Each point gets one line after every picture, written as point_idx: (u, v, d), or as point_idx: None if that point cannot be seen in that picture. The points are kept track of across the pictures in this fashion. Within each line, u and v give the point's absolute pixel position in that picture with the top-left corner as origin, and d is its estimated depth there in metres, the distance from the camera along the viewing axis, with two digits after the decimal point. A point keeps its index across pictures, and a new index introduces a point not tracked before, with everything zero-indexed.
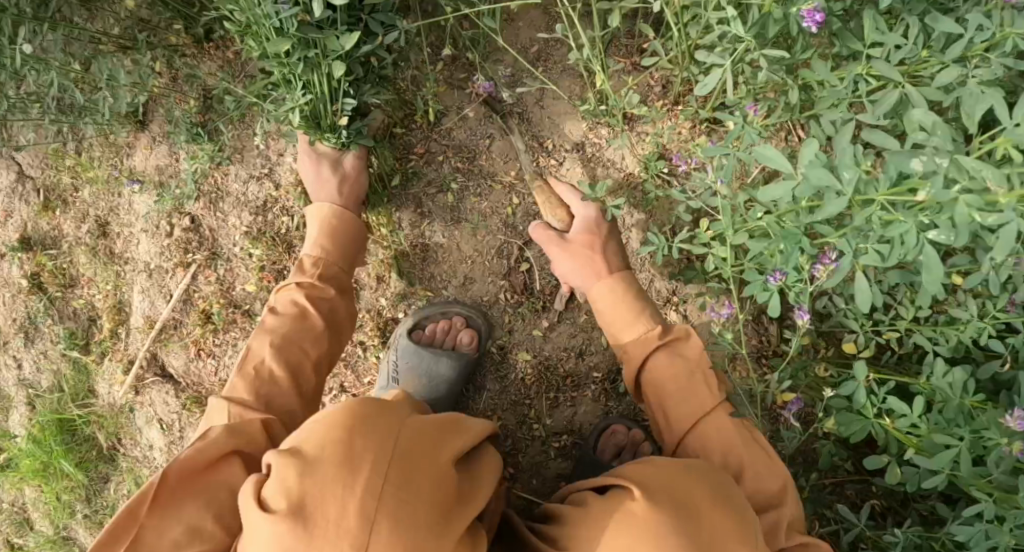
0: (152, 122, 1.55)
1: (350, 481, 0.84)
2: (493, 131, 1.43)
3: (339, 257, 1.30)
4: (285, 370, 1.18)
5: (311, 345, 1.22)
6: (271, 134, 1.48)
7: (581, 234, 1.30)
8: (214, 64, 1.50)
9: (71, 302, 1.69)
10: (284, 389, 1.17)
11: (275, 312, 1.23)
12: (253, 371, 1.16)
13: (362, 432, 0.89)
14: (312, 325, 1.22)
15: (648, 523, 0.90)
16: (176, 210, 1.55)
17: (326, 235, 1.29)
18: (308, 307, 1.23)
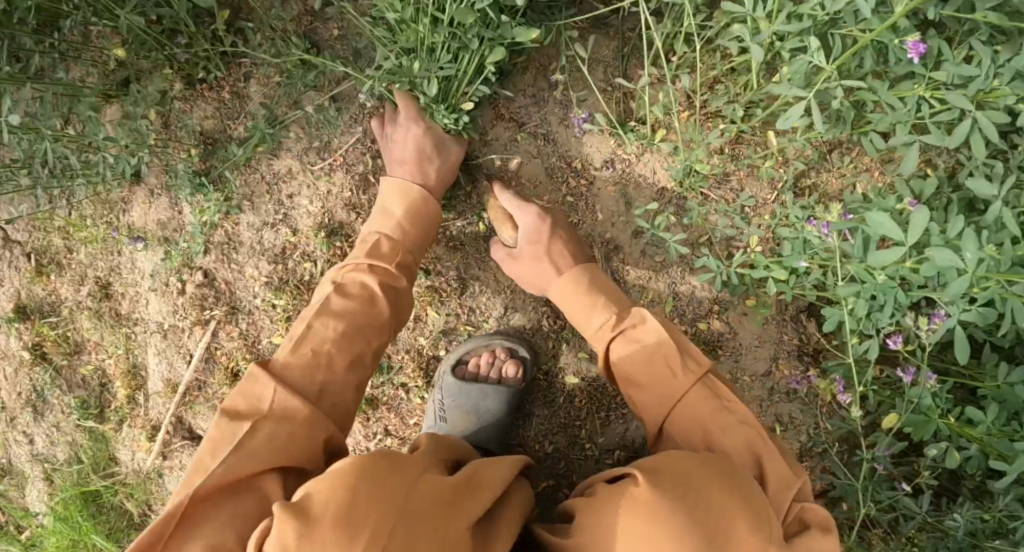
0: (148, 175, 1.43)
1: (350, 550, 0.74)
2: (520, 154, 1.37)
3: (413, 241, 1.23)
4: (348, 357, 1.08)
5: (372, 337, 1.12)
6: (283, 177, 1.39)
7: (526, 246, 1.25)
8: (209, 107, 1.39)
9: (79, 369, 1.57)
10: (342, 383, 1.06)
11: (344, 292, 1.13)
12: (315, 352, 1.05)
13: (369, 488, 0.79)
14: (377, 314, 1.14)
15: (648, 506, 0.83)
16: (186, 265, 1.44)
17: (409, 221, 1.22)
18: (379, 297, 1.14)
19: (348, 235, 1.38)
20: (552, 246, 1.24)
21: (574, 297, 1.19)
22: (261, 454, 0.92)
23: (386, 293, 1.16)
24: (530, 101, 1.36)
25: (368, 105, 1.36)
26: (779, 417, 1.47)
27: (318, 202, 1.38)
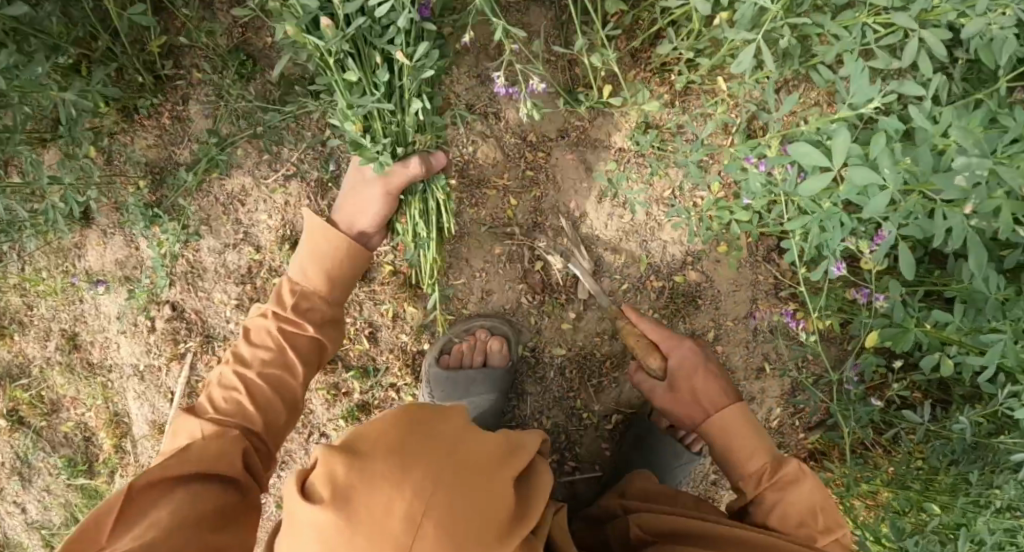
0: (98, 215, 1.39)
1: (399, 481, 0.85)
2: (474, 136, 1.34)
3: (328, 289, 1.21)
4: (258, 403, 1.13)
5: (291, 386, 1.16)
6: (237, 196, 1.36)
7: (688, 374, 1.23)
8: (151, 136, 1.36)
9: (60, 428, 1.52)
10: (255, 422, 1.12)
11: (251, 344, 1.16)
12: (227, 400, 1.12)
13: (417, 435, 0.90)
14: (287, 366, 1.16)
15: None
16: (152, 301, 1.41)
17: (314, 263, 1.21)
18: (288, 350, 1.16)
19: None
20: (709, 384, 1.22)
21: (724, 431, 1.19)
22: (191, 462, 1.02)
23: (292, 338, 1.17)
24: (474, 81, 1.34)
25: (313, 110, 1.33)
26: (767, 355, 1.49)
27: (276, 215, 1.36)
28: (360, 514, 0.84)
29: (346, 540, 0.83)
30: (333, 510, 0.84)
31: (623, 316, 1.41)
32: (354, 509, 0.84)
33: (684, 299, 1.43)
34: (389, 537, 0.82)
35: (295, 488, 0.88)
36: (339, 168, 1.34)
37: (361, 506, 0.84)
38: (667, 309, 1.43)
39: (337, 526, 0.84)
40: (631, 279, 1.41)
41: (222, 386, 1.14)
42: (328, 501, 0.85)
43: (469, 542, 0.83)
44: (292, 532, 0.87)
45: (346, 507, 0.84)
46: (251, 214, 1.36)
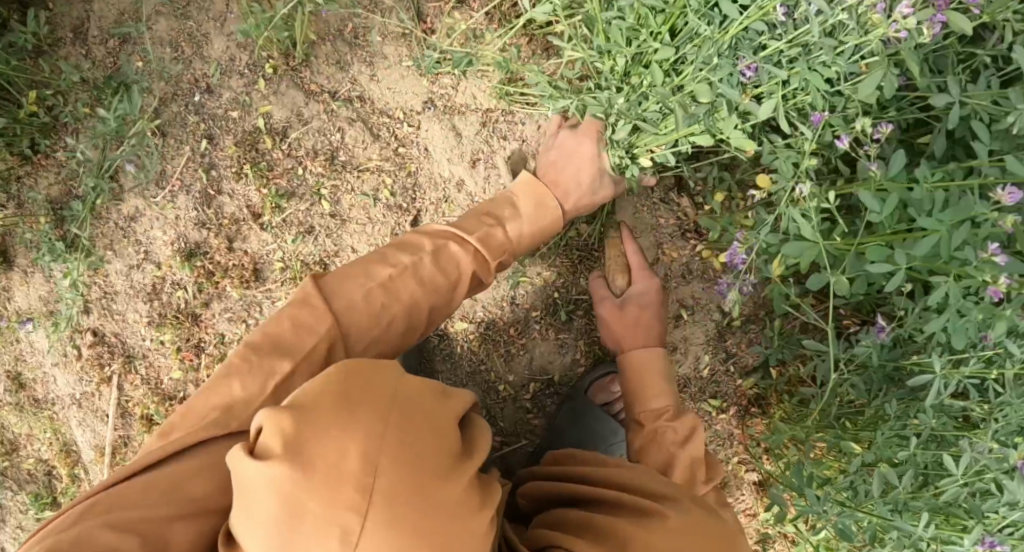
0: (16, 256, 1.46)
1: (350, 420, 0.73)
2: (342, 123, 1.36)
3: (524, 248, 1.22)
4: (404, 325, 1.05)
5: (440, 315, 1.11)
6: (136, 217, 1.41)
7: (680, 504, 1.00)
8: (52, 175, 1.41)
9: (23, 466, 1.55)
10: (387, 341, 1.04)
11: (436, 265, 1.08)
12: (383, 308, 1.02)
13: (365, 376, 0.78)
14: (450, 298, 1.10)
15: (688, 534, 0.95)
16: (76, 330, 1.46)
17: (531, 228, 1.22)
18: (461, 290, 1.11)
19: (207, 252, 1.40)
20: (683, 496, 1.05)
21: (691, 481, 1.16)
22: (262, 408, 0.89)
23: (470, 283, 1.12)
24: (333, 68, 1.35)
25: (189, 123, 1.38)
26: (682, 301, 1.44)
27: (170, 230, 1.40)
28: (318, 464, 0.71)
29: (305, 494, 0.70)
30: (288, 464, 0.71)
31: (523, 281, 1.41)
32: (308, 459, 0.71)
33: (581, 254, 1.41)
34: (351, 480, 0.70)
35: (236, 451, 0.74)
36: (221, 175, 1.38)
37: (316, 456, 0.71)
38: (565, 266, 1.41)
39: (296, 481, 0.70)
40: None
41: (382, 289, 1.03)
42: (280, 456, 0.71)
43: (428, 474, 0.73)
44: (244, 505, 0.73)
45: (301, 458, 0.71)
46: (195, 212, 1.39)
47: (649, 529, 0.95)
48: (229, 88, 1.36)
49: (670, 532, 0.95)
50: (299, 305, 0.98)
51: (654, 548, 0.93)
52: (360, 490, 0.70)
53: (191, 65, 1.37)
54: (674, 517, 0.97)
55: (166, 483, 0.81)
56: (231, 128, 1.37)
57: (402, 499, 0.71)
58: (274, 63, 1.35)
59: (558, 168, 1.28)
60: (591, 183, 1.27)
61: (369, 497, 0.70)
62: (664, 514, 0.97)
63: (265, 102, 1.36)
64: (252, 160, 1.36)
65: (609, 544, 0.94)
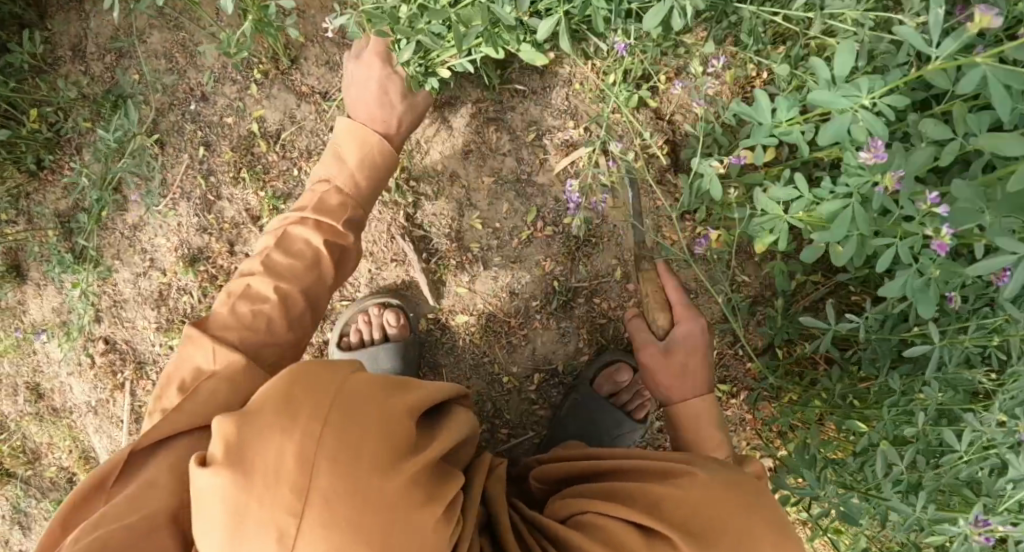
0: (28, 269, 1.50)
1: (288, 424, 0.75)
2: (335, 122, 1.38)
3: (366, 194, 1.19)
4: (287, 318, 1.07)
5: (321, 296, 1.13)
6: (138, 226, 1.44)
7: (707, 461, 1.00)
8: (58, 190, 1.45)
9: (46, 474, 1.60)
10: (279, 341, 1.05)
11: (288, 256, 1.11)
12: (254, 313, 1.04)
13: (309, 378, 0.80)
14: (320, 277, 1.12)
15: (717, 488, 0.93)
16: (88, 339, 1.50)
17: (366, 170, 1.19)
18: (323, 266, 1.12)
19: (210, 257, 1.42)
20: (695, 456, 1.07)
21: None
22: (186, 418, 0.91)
23: (331, 250, 1.13)
24: (323, 68, 1.37)
25: (186, 131, 1.40)
26: (684, 284, 1.42)
27: (173, 237, 1.43)
28: (258, 467, 0.74)
29: (246, 499, 0.73)
30: (228, 470, 0.74)
31: (521, 271, 1.39)
32: (249, 464, 0.74)
33: (578, 240, 1.38)
34: (288, 482, 0.73)
35: (193, 461, 0.78)
36: (219, 181, 1.40)
37: (256, 460, 0.74)
38: (564, 253, 1.39)
39: (236, 486, 0.73)
40: (518, 231, 1.38)
41: (248, 298, 1.06)
42: (222, 462, 0.74)
43: (368, 470, 0.74)
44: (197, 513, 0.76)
45: (242, 464, 0.74)
46: (194, 218, 1.42)
47: (678, 488, 0.94)
48: (223, 94, 1.39)
49: (698, 488, 0.94)
50: (185, 354, 1.00)
51: (683, 503, 0.92)
52: (296, 491, 0.72)
53: (185, 74, 1.39)
54: (701, 475, 0.96)
55: (119, 509, 0.83)
56: (227, 134, 1.39)
57: (337, 499, 0.73)
58: (263, 68, 1.37)
59: (361, 104, 1.21)
60: (405, 99, 1.21)
61: (305, 496, 0.72)
62: (689, 470, 0.96)
63: (258, 106, 1.38)
64: (249, 164, 1.39)
65: (641, 506, 0.93)
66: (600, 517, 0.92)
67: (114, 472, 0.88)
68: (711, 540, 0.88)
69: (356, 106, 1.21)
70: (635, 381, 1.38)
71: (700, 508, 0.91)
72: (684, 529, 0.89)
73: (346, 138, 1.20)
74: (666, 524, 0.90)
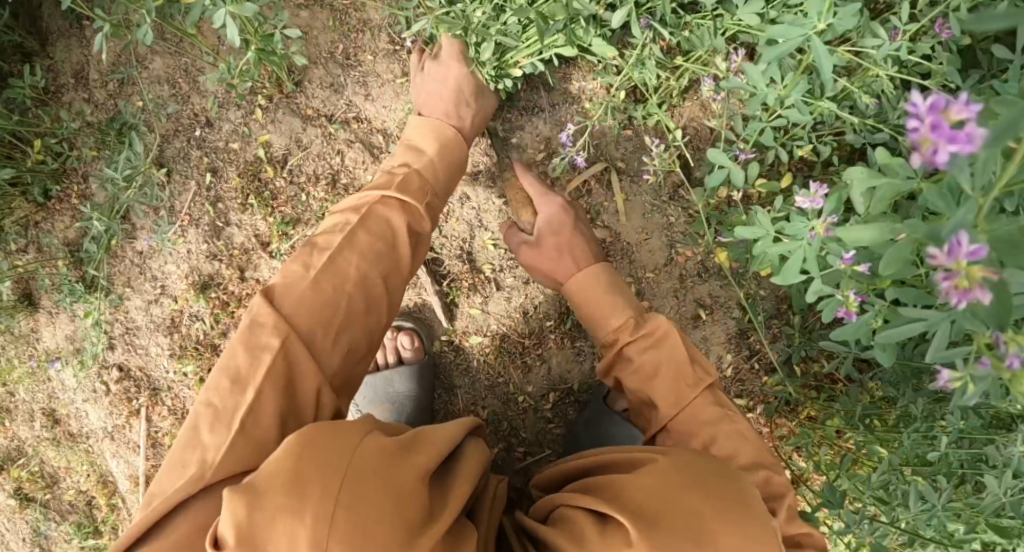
0: (41, 298, 1.49)
1: (299, 507, 0.70)
2: (341, 145, 1.36)
3: (444, 185, 1.17)
4: (365, 302, 1.01)
5: (397, 281, 1.07)
6: (149, 253, 1.43)
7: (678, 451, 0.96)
8: (67, 218, 1.44)
9: (64, 498, 1.60)
10: (356, 325, 1.00)
11: (367, 231, 1.05)
12: (334, 294, 0.98)
13: (317, 449, 0.75)
14: (397, 262, 1.06)
15: (679, 473, 0.89)
16: (103, 366, 1.50)
17: (444, 159, 1.18)
18: (402, 246, 1.07)
19: (221, 284, 1.41)
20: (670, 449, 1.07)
21: (686, 416, 1.07)
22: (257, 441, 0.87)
23: (409, 237, 1.08)
24: (327, 90, 1.35)
25: (192, 158, 1.39)
26: (699, 300, 1.40)
27: (183, 264, 1.42)
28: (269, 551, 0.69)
29: None
30: None
31: (534, 292, 1.38)
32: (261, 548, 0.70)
33: None
34: None
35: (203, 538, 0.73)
36: (227, 208, 1.39)
37: (267, 543, 0.70)
38: None
39: None
40: None
41: (328, 275, 0.99)
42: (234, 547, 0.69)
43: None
44: None
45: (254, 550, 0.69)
46: (203, 244, 1.41)
47: (633, 475, 0.91)
48: (228, 120, 1.37)
49: (653, 473, 0.91)
50: (255, 343, 0.92)
51: (638, 488, 0.89)
52: None
53: (189, 100, 1.37)
54: (662, 462, 0.93)
55: None
56: (233, 159, 1.38)
57: None
58: (267, 92, 1.35)
59: (436, 100, 1.21)
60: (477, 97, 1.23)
61: None
62: (658, 460, 0.93)
63: (264, 131, 1.36)
64: (257, 191, 1.37)
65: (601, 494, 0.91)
66: (571, 509, 0.92)
67: (149, 525, 0.80)
68: (657, 520, 0.84)
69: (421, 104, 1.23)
70: None
71: (653, 490, 0.88)
72: (636, 511, 0.85)
73: (420, 132, 1.20)
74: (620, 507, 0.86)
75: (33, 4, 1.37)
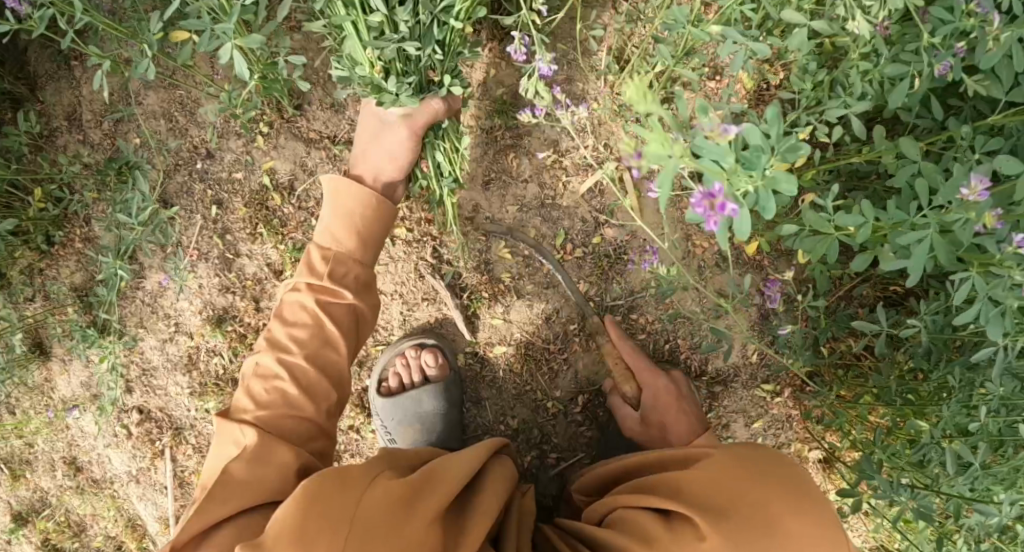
0: (52, 347, 1.46)
1: None
2: (348, 164, 1.33)
3: (364, 249, 1.13)
4: (304, 389, 1.04)
5: (335, 361, 1.08)
6: (159, 292, 1.40)
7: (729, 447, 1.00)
8: (73, 263, 1.41)
9: (93, 545, 1.57)
10: (299, 411, 1.03)
11: (289, 323, 1.08)
12: (269, 391, 1.03)
13: (322, 502, 0.80)
14: (325, 339, 1.08)
15: (728, 470, 0.93)
16: (122, 410, 1.47)
17: (345, 224, 1.11)
18: (325, 323, 1.08)
19: (236, 316, 1.39)
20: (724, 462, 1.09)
21: None
22: (242, 495, 0.91)
23: (331, 311, 1.09)
24: (329, 111, 1.32)
25: (195, 192, 1.36)
26: (721, 290, 1.39)
27: (196, 300, 1.40)
28: None
29: None
30: None
31: (555, 297, 1.36)
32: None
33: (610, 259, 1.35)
34: None
35: None
36: (236, 239, 1.37)
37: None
38: (595, 274, 1.35)
39: None
40: (548, 256, 1.35)
41: (263, 377, 1.04)
42: None
43: None
44: None
45: None
46: (213, 277, 1.38)
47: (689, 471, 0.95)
48: (229, 149, 1.34)
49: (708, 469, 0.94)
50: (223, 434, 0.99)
51: (696, 481, 0.93)
52: None
53: (188, 133, 1.35)
54: (718, 455, 0.97)
55: None
56: (238, 190, 1.35)
57: None
58: (268, 118, 1.32)
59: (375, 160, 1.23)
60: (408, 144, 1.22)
61: None
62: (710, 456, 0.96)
63: (267, 159, 1.34)
64: (265, 219, 1.35)
65: (657, 493, 0.95)
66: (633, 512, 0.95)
67: None
68: (727, 512, 0.89)
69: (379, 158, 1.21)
70: None
71: (714, 480, 0.93)
72: (701, 503, 0.90)
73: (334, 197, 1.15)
74: (683, 505, 0.91)
75: (19, 49, 1.34)
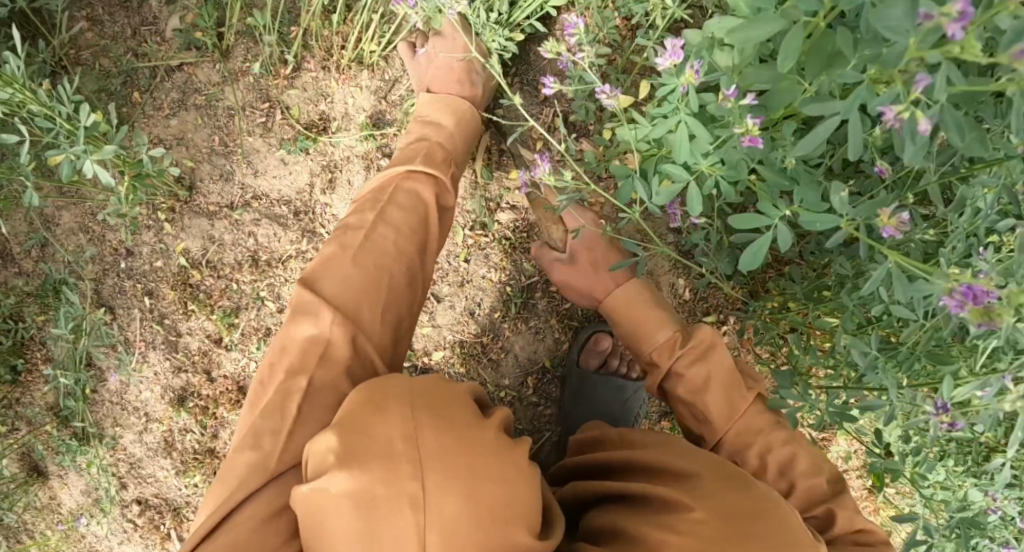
0: (46, 467, 1.55)
1: (384, 417, 0.82)
2: (251, 223, 1.42)
3: (461, 153, 1.23)
4: (406, 274, 1.06)
5: (429, 258, 1.12)
6: (123, 389, 1.50)
7: (716, 492, 0.93)
8: (41, 385, 1.51)
9: None
10: (399, 299, 1.05)
11: (401, 206, 1.09)
12: (376, 266, 1.03)
13: (374, 389, 0.87)
14: (428, 233, 1.11)
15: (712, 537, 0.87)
16: (124, 506, 1.55)
17: (459, 132, 1.22)
18: (432, 226, 1.11)
19: (194, 392, 1.48)
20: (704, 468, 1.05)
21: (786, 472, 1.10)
22: (315, 419, 0.93)
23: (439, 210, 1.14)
24: (220, 181, 1.41)
25: (127, 288, 1.46)
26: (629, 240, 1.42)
27: (156, 387, 1.49)
28: (368, 453, 0.80)
29: (368, 488, 0.78)
30: (347, 469, 0.79)
31: (472, 290, 1.42)
32: (363, 460, 0.80)
33: (512, 240, 1.40)
34: (401, 459, 0.80)
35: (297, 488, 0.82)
36: (174, 320, 1.46)
37: (367, 453, 0.80)
38: (503, 258, 1.41)
39: (360, 479, 0.79)
40: (455, 254, 1.41)
41: (367, 251, 1.04)
42: (337, 465, 0.79)
43: (464, 432, 0.83)
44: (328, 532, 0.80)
45: (357, 459, 0.80)
46: (165, 360, 1.47)
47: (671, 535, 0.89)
48: (145, 242, 1.44)
49: (693, 533, 0.88)
50: (311, 316, 0.98)
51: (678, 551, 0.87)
52: (413, 462, 0.79)
53: (105, 238, 1.45)
54: (700, 511, 0.90)
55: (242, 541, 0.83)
56: (162, 276, 1.45)
57: (450, 452, 0.81)
58: (167, 205, 1.41)
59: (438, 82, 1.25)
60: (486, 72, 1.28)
61: (422, 464, 0.79)
62: (694, 513, 0.90)
63: (179, 240, 1.43)
64: (192, 296, 1.44)
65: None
66: None
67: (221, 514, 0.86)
68: None
69: (428, 79, 1.27)
70: (616, 345, 1.40)
71: None
72: None
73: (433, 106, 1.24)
74: None
75: None
